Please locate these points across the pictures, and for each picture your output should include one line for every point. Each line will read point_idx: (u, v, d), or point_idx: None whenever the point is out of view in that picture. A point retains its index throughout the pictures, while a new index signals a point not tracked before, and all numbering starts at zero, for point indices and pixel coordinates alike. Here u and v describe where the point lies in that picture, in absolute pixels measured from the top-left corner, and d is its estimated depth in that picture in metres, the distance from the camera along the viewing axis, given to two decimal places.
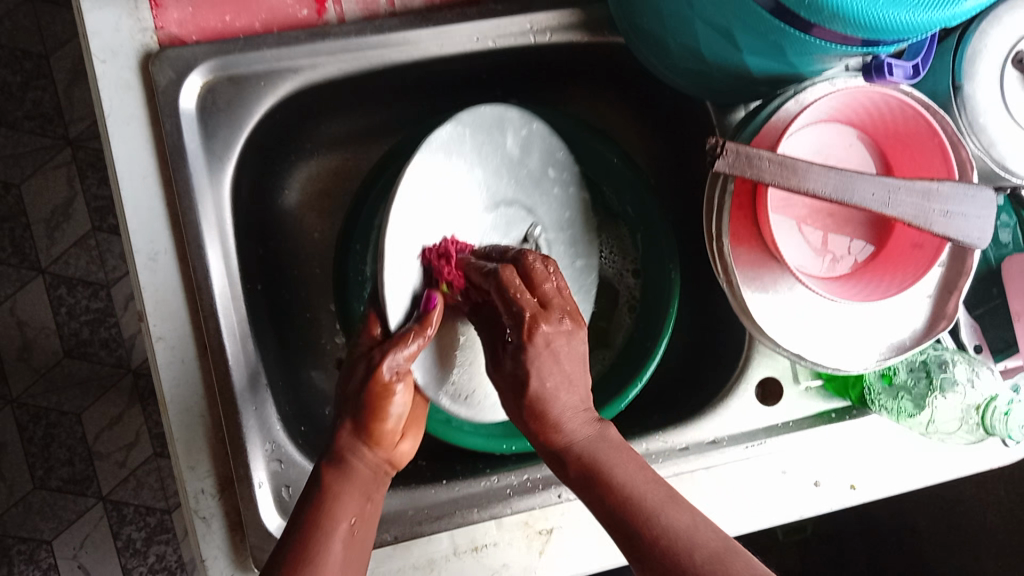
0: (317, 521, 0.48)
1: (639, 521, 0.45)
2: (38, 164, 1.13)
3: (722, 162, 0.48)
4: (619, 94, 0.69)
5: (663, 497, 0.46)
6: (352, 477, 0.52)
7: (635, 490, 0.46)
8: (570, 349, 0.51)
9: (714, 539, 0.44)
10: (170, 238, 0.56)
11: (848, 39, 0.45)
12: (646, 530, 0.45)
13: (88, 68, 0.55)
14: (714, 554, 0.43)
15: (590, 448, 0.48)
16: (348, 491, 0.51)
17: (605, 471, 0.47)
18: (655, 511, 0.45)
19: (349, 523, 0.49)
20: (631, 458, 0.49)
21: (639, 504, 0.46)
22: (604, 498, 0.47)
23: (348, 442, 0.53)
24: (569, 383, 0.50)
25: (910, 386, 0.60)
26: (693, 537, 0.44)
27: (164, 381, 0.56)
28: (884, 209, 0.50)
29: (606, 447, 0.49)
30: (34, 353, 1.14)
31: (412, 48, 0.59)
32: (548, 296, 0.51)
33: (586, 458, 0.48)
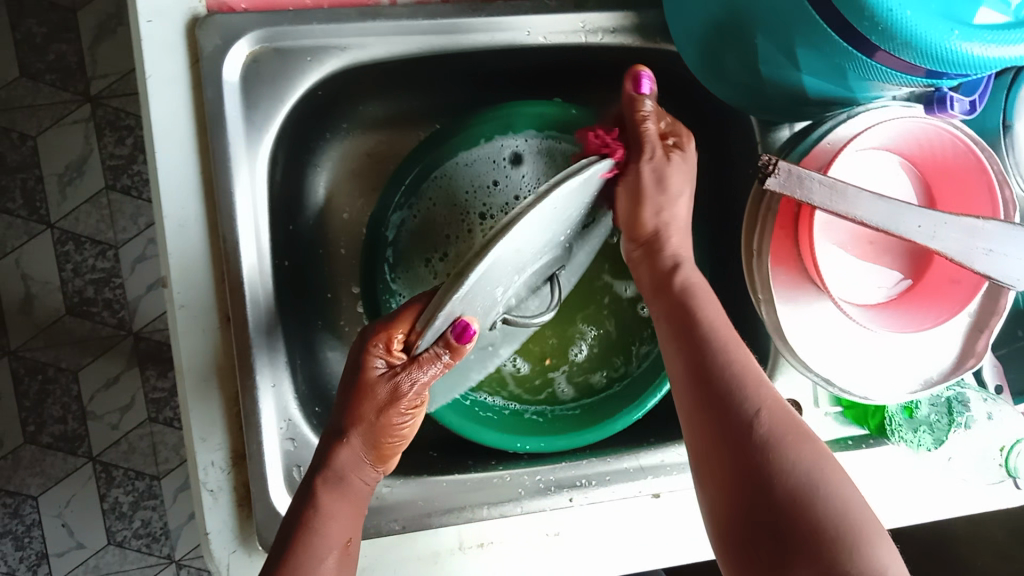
0: (310, 532, 0.47)
1: (732, 406, 0.46)
2: (57, 118, 1.12)
3: (771, 180, 0.48)
4: (659, 98, 0.69)
5: (752, 370, 0.48)
6: (347, 496, 0.49)
7: (758, 400, 0.46)
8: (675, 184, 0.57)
9: (795, 418, 0.46)
10: (201, 206, 0.55)
11: (913, 68, 0.44)
12: (733, 395, 0.46)
13: (133, 28, 0.54)
14: (792, 436, 0.44)
15: (692, 301, 0.53)
16: (342, 510, 0.49)
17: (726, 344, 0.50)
18: (748, 379, 0.47)
19: (339, 546, 0.48)
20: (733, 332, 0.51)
21: (721, 342, 0.50)
22: (681, 328, 0.52)
23: (349, 458, 0.49)
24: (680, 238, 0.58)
25: (932, 421, 0.60)
26: (788, 413, 0.46)
27: (183, 349, 0.55)
28: (928, 241, 0.49)
29: (707, 306, 0.52)
30: (37, 307, 1.13)
31: (461, 36, 0.58)
32: (673, 222, 0.58)
33: (688, 308, 0.53)
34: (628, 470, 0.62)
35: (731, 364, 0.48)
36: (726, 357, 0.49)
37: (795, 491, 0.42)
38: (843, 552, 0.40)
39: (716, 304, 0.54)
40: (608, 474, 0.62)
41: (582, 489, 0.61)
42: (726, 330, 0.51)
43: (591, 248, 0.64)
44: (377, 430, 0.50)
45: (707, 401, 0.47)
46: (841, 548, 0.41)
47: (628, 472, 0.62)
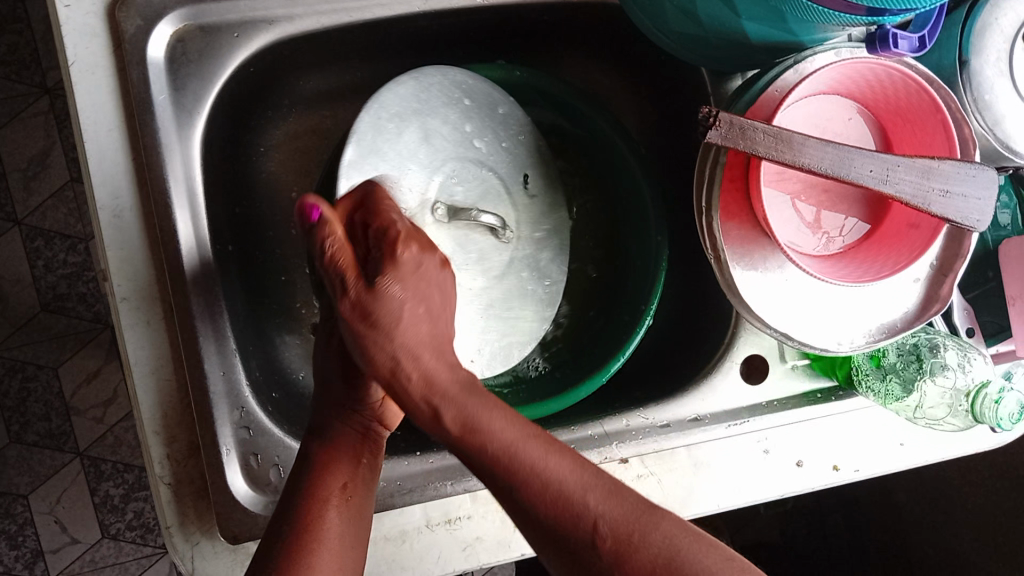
0: (311, 490, 0.48)
1: (481, 444, 0.41)
2: (15, 112, 1.10)
3: (712, 133, 0.46)
4: (610, 54, 0.67)
5: (521, 446, 0.41)
6: (342, 446, 0.52)
7: (495, 419, 0.42)
8: (420, 265, 0.46)
9: (599, 488, 0.41)
10: (136, 195, 0.54)
11: (851, 7, 0.42)
12: (531, 485, 0.40)
13: (51, 14, 0.52)
14: (625, 527, 0.40)
15: (477, 430, 0.42)
16: (338, 461, 0.51)
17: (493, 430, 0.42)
18: (535, 465, 0.41)
19: (339, 494, 0.49)
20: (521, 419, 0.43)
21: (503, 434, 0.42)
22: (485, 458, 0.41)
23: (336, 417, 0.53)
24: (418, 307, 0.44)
25: (899, 370, 0.58)
26: (610, 498, 0.40)
27: (128, 344, 0.54)
28: (880, 186, 0.47)
29: (501, 426, 0.42)
30: (11, 306, 1.12)
31: (395, 1, 0.56)
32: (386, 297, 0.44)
33: (484, 440, 0.41)
34: (594, 437, 0.60)
35: (437, 374, 0.43)
36: (467, 382, 0.44)
37: (568, 500, 0.40)
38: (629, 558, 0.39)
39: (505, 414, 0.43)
40: (575, 441, 0.59)
41: None
42: (431, 326, 0.45)
43: (517, 119, 0.63)
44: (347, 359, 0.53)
45: (490, 476, 0.41)
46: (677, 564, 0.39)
47: (594, 439, 0.60)
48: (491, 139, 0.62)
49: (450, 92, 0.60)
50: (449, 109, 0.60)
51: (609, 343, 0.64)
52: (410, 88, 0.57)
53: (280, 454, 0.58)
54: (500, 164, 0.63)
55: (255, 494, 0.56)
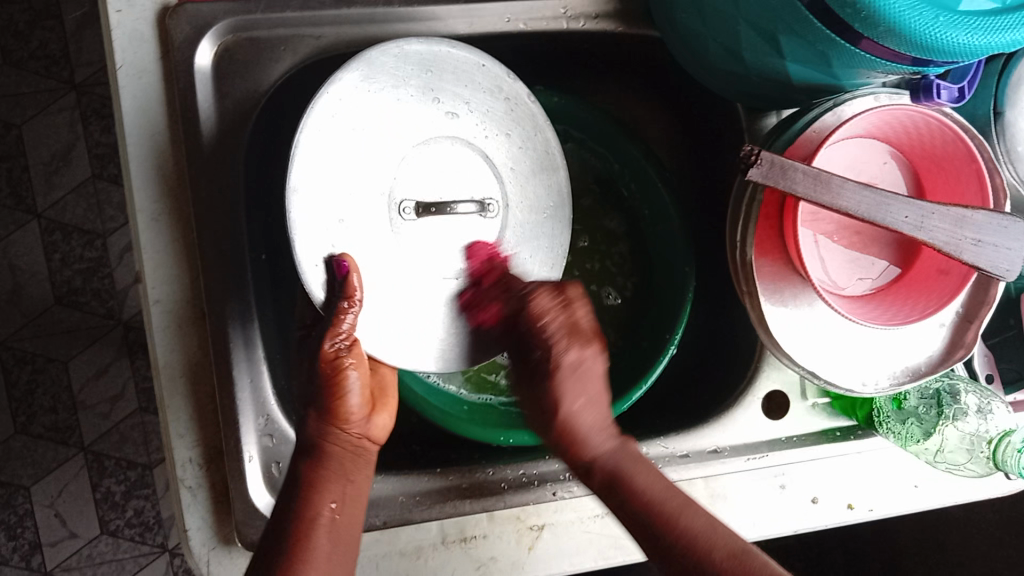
0: (301, 519, 0.49)
1: (636, 501, 0.50)
2: (41, 106, 1.10)
3: (753, 171, 0.47)
4: (645, 85, 0.68)
5: (677, 509, 0.50)
6: (329, 463, 0.51)
7: (646, 488, 0.50)
8: (590, 368, 0.53)
9: (737, 544, 0.48)
10: (174, 199, 0.54)
11: (897, 56, 0.42)
12: (674, 529, 0.49)
13: (103, 17, 0.53)
14: (740, 557, 0.47)
15: (627, 480, 0.51)
16: (326, 479, 0.50)
17: (651, 495, 0.50)
18: (679, 517, 0.49)
19: (328, 510, 0.50)
20: (672, 486, 0.51)
21: (655, 498, 0.50)
22: (637, 511, 0.50)
23: (316, 430, 0.51)
24: (586, 398, 0.52)
25: (920, 414, 0.58)
26: (740, 556, 0.48)
27: (158, 345, 0.55)
28: (915, 232, 0.48)
29: (649, 484, 0.51)
30: (25, 298, 1.12)
31: (440, 23, 0.57)
32: (570, 365, 0.52)
33: (625, 488, 0.51)
34: None
35: (598, 449, 0.52)
36: (619, 464, 0.52)
37: (697, 549, 0.48)
38: None
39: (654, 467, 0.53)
40: None
41: (566, 483, 0.61)
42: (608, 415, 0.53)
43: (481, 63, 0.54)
44: (322, 388, 0.51)
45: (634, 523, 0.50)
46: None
47: None
48: (489, 117, 0.57)
49: (401, 70, 0.53)
50: (427, 100, 0.55)
51: (632, 372, 0.65)
52: (354, 81, 0.51)
53: None
54: (500, 152, 0.58)
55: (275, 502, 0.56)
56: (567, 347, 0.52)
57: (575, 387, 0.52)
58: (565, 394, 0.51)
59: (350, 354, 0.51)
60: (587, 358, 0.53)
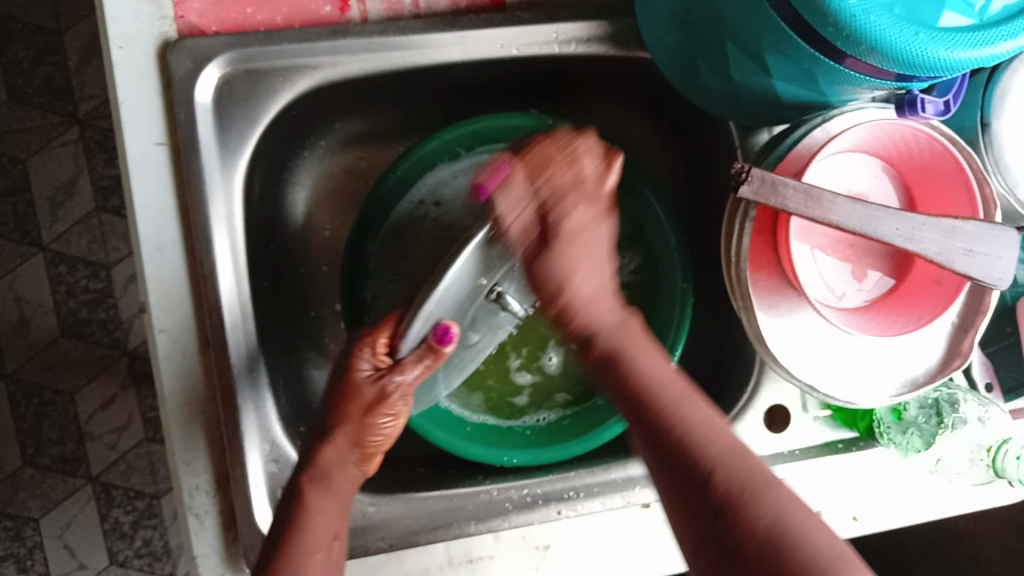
0: (298, 534, 0.48)
1: (630, 377, 0.46)
2: (46, 140, 1.12)
3: (745, 188, 0.48)
4: (638, 106, 0.69)
5: (685, 399, 0.45)
6: (332, 491, 0.52)
7: (651, 376, 0.46)
8: (586, 228, 0.49)
9: (754, 471, 0.41)
10: (177, 230, 0.55)
11: (881, 71, 0.43)
12: (684, 445, 0.43)
13: (105, 53, 0.54)
14: (745, 492, 0.40)
15: (623, 357, 0.47)
16: (326, 508, 0.50)
17: (668, 406, 0.45)
18: (695, 436, 0.43)
19: (331, 539, 0.49)
20: (681, 384, 0.46)
21: (658, 390, 0.46)
22: (631, 395, 0.46)
23: (331, 458, 0.53)
24: (587, 264, 0.49)
25: (920, 423, 0.59)
26: (737, 457, 0.42)
27: (164, 375, 0.55)
28: (906, 244, 0.49)
29: (644, 364, 0.47)
30: (32, 330, 1.13)
31: (434, 50, 0.58)
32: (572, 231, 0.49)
33: (617, 368, 0.47)
34: (617, 480, 0.62)
35: (597, 320, 0.49)
36: (643, 385, 0.46)
37: (692, 443, 0.43)
38: (740, 500, 0.40)
39: (668, 365, 0.48)
40: (597, 485, 0.61)
41: (571, 502, 0.61)
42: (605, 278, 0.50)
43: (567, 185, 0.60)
44: (351, 414, 0.54)
45: (619, 392, 0.47)
46: (786, 539, 0.38)
47: (617, 483, 0.62)
48: None
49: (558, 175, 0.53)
50: None
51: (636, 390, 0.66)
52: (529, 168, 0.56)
53: None
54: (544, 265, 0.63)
55: None
56: (573, 209, 0.49)
57: (579, 250, 0.49)
58: (576, 269, 0.48)
59: (386, 394, 0.54)
60: (578, 220, 0.49)
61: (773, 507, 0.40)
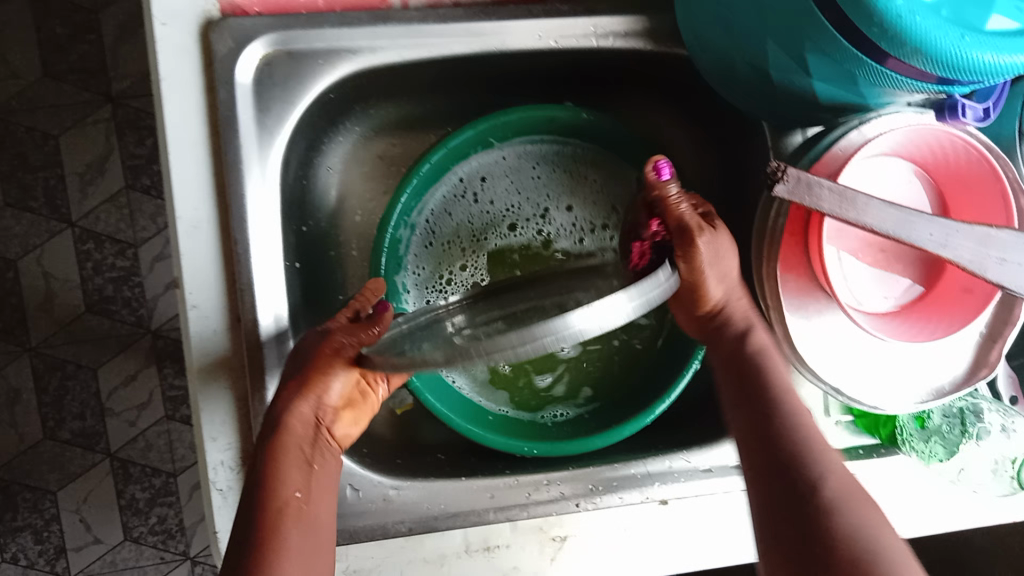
0: (275, 514, 0.48)
1: (762, 379, 0.53)
2: (79, 118, 1.13)
3: (779, 186, 0.48)
4: (674, 104, 0.69)
5: (809, 423, 0.50)
6: (287, 448, 0.50)
7: (771, 368, 0.53)
8: (722, 248, 0.55)
9: (839, 464, 0.47)
10: (213, 207, 0.56)
11: (923, 74, 0.43)
12: (797, 461, 0.47)
13: (148, 30, 0.55)
14: (852, 500, 0.45)
15: (764, 358, 0.54)
16: (290, 461, 0.50)
17: (816, 450, 0.48)
18: (808, 442, 0.48)
19: (295, 498, 0.49)
20: (805, 406, 0.52)
21: (784, 400, 0.51)
22: (763, 418, 0.50)
23: (296, 409, 0.52)
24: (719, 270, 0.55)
25: (943, 431, 0.59)
26: (847, 480, 0.46)
27: (193, 351, 0.56)
28: (939, 250, 0.48)
29: (778, 372, 0.53)
30: (57, 305, 1.15)
31: (473, 39, 0.59)
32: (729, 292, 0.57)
33: (756, 365, 0.54)
34: (636, 476, 0.61)
35: (733, 312, 0.57)
36: (781, 390, 0.52)
37: (803, 451, 0.47)
38: (838, 514, 0.44)
39: (782, 359, 0.55)
40: (616, 480, 0.61)
41: (590, 495, 0.60)
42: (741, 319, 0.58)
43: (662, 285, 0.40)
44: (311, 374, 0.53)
45: (756, 411, 0.51)
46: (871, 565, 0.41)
47: (635, 478, 0.61)
48: None
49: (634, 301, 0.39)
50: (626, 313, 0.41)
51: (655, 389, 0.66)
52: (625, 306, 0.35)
53: None
54: None
55: None
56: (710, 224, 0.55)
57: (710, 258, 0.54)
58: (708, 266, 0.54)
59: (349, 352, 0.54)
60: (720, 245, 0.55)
61: (866, 531, 0.43)
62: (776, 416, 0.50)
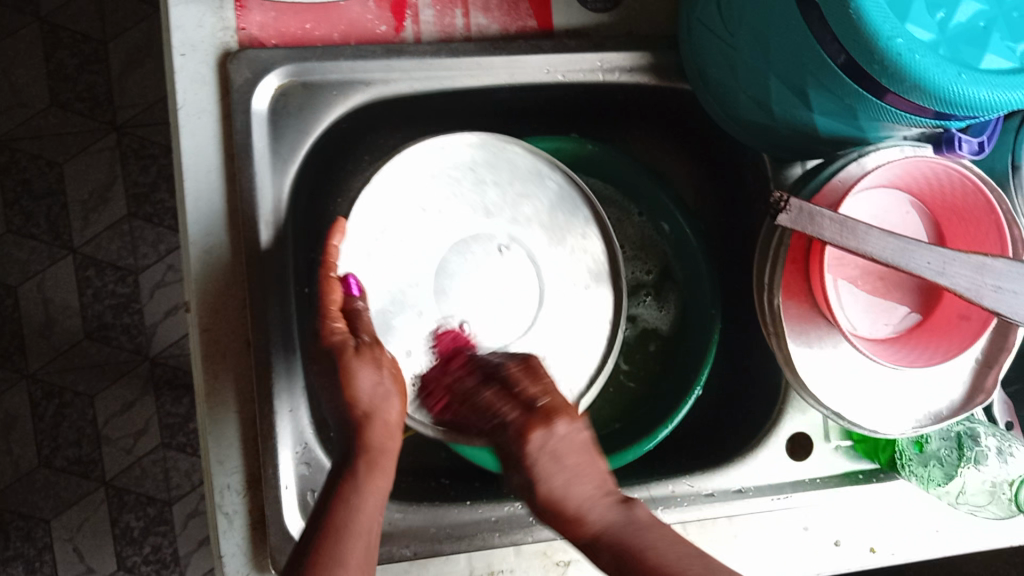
0: (329, 546, 0.48)
1: (560, 503, 0.51)
2: (84, 146, 1.15)
3: (782, 215, 0.51)
4: (675, 135, 0.71)
5: (631, 527, 0.49)
6: (355, 473, 0.51)
7: (563, 488, 0.51)
8: (564, 445, 0.52)
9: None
10: (226, 232, 0.57)
11: (921, 109, 0.45)
12: None
13: (168, 60, 0.57)
14: None
15: (540, 462, 0.51)
16: (366, 492, 0.51)
17: (651, 547, 0.48)
18: (666, 559, 0.47)
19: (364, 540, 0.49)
20: (611, 508, 0.51)
21: (608, 524, 0.50)
22: (602, 537, 0.50)
23: (376, 432, 0.53)
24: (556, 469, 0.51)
25: (941, 456, 0.59)
26: None
27: (203, 374, 0.57)
28: (937, 277, 0.49)
29: (553, 475, 0.51)
30: (56, 332, 1.15)
31: (483, 72, 0.60)
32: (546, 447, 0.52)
33: (533, 474, 0.52)
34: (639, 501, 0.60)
35: (546, 478, 0.51)
36: (608, 523, 0.50)
37: (659, 567, 0.47)
38: None
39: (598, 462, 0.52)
40: None
41: None
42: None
43: None
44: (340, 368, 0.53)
45: (614, 544, 0.49)
46: None
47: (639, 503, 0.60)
48: None
49: None
50: None
51: (658, 413, 0.67)
52: None
53: None
54: None
55: None
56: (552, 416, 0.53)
57: (547, 459, 0.51)
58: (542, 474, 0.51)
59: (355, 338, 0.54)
60: (560, 430, 0.52)
61: None
62: (612, 539, 0.49)
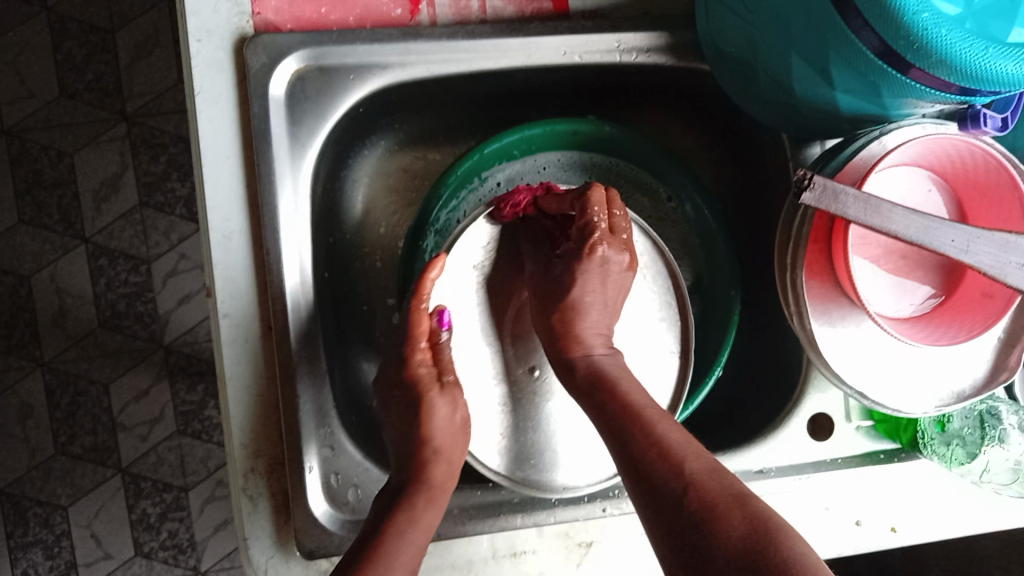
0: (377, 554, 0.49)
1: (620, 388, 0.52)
2: (94, 135, 1.15)
3: (806, 194, 0.49)
4: (692, 116, 0.70)
5: (658, 421, 0.49)
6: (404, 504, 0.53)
7: (639, 399, 0.51)
8: (620, 270, 0.58)
9: (727, 487, 0.44)
10: (245, 217, 0.57)
11: (945, 84, 0.44)
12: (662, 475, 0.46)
13: (184, 46, 0.56)
14: (732, 505, 0.43)
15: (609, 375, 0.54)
16: (409, 510, 0.53)
17: (664, 446, 0.47)
18: (675, 451, 0.47)
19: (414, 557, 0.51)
20: (661, 409, 0.51)
21: (646, 419, 0.50)
22: (617, 422, 0.50)
23: (437, 470, 0.56)
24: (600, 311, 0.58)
25: (963, 435, 0.59)
26: (716, 480, 0.45)
27: (225, 359, 0.57)
28: (961, 255, 0.49)
29: (629, 389, 0.53)
30: (70, 321, 1.15)
31: (500, 55, 0.60)
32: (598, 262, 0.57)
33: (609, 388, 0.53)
34: None
35: (600, 355, 0.56)
36: (630, 396, 0.52)
37: (669, 450, 0.47)
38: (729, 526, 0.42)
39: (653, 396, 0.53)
40: None
41: (615, 500, 0.61)
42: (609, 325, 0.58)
43: None
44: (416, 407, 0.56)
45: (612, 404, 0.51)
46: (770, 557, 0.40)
47: None
48: None
49: None
50: None
51: None
52: None
53: (358, 475, 0.59)
54: None
55: (333, 512, 0.58)
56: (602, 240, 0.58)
57: (593, 278, 0.57)
58: (586, 281, 0.57)
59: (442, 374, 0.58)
60: (599, 256, 0.57)
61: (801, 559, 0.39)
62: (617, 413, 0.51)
